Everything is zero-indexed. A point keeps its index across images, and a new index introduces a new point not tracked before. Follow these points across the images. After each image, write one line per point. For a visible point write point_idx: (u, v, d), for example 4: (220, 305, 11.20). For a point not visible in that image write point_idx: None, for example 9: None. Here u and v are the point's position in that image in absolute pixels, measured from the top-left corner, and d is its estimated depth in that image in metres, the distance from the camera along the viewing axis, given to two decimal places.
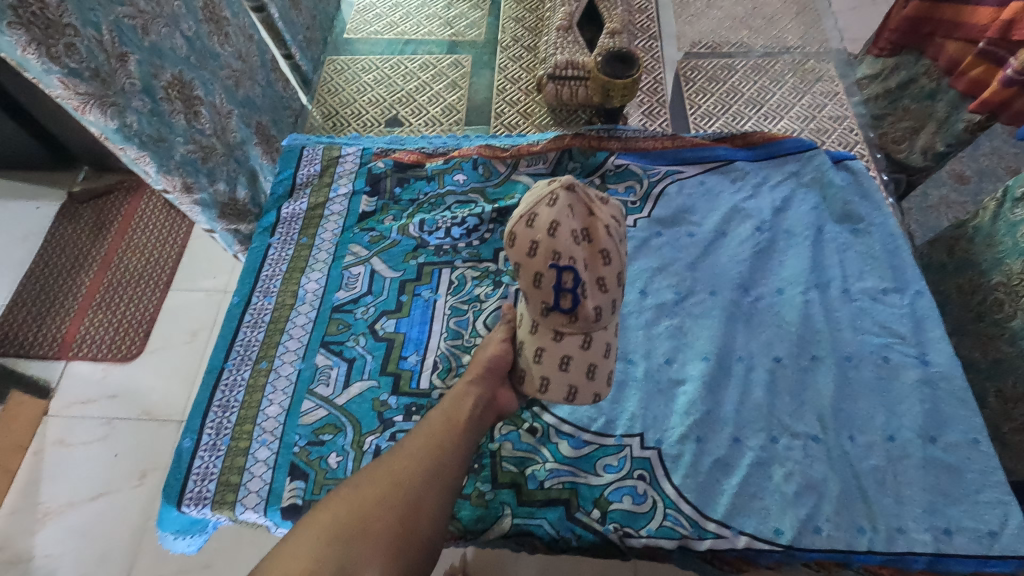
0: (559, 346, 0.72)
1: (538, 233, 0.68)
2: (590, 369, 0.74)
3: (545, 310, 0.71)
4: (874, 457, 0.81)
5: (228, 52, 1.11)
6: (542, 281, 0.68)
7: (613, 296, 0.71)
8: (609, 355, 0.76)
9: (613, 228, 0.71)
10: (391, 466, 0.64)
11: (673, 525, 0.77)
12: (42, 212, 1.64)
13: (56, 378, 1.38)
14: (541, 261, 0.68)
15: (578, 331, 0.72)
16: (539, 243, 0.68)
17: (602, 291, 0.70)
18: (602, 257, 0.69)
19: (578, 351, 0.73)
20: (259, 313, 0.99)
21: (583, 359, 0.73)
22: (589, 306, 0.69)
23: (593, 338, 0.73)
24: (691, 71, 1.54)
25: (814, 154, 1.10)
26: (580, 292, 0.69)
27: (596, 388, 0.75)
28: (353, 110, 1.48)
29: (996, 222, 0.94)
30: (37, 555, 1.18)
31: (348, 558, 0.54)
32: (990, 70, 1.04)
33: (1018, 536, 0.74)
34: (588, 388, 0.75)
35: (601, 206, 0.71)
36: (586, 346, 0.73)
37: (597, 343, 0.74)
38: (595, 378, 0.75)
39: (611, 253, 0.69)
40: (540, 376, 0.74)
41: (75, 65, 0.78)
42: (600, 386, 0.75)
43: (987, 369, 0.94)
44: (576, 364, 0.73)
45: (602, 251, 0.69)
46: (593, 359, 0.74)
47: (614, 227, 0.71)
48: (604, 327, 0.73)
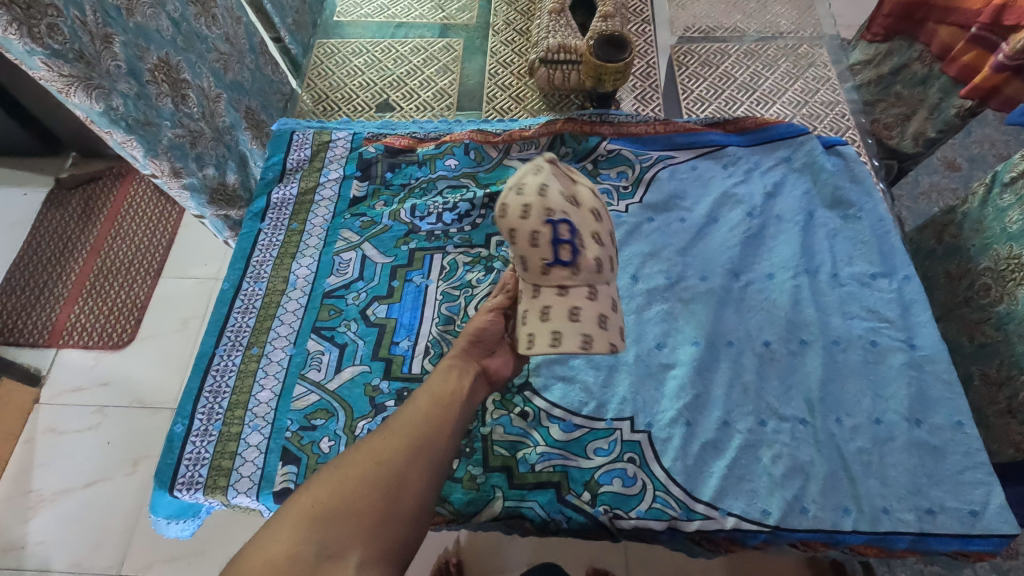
0: (565, 299, 0.69)
1: (538, 195, 0.67)
2: (602, 319, 0.70)
3: (545, 268, 0.68)
4: (860, 440, 0.82)
5: (215, 34, 1.09)
6: (538, 237, 0.66)
7: (610, 250, 0.71)
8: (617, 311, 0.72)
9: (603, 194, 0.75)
10: (374, 443, 0.61)
11: (663, 508, 0.78)
12: (30, 198, 1.63)
13: (47, 365, 1.38)
14: (536, 220, 0.66)
15: (581, 283, 0.69)
16: (537, 201, 0.66)
17: (600, 243, 0.69)
18: (593, 215, 0.70)
19: (587, 303, 0.69)
20: (249, 298, 0.98)
21: (594, 310, 0.69)
22: (588, 257, 0.68)
23: (597, 290, 0.70)
24: (684, 55, 1.53)
25: (805, 140, 1.10)
26: (578, 243, 0.68)
27: (611, 338, 0.70)
28: (343, 94, 1.46)
29: (985, 207, 0.95)
30: (30, 542, 1.19)
31: (328, 540, 0.52)
32: (982, 56, 1.05)
33: (998, 515, 0.76)
34: (602, 337, 0.69)
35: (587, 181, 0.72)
36: (592, 296, 0.70)
37: (602, 297, 0.71)
38: (606, 328, 0.70)
39: (600, 211, 0.71)
40: (551, 329, 0.68)
41: (58, 47, 0.77)
42: (615, 338, 0.70)
43: (973, 353, 0.95)
44: (587, 313, 0.69)
45: (592, 211, 0.70)
46: (602, 309, 0.70)
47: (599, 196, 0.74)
48: (606, 281, 0.71)
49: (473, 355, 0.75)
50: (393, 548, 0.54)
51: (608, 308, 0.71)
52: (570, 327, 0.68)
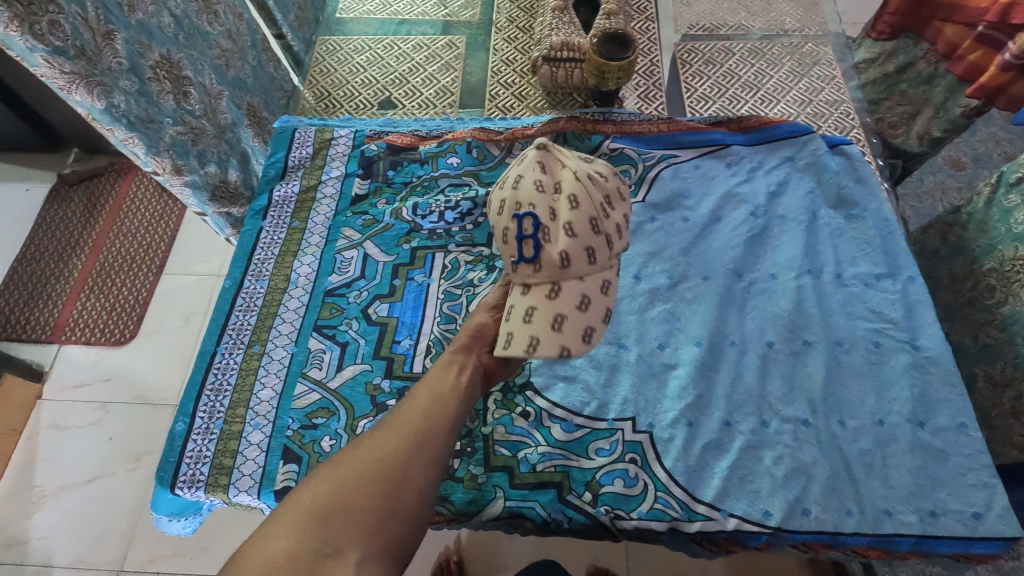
0: (528, 297, 0.69)
1: (518, 187, 0.70)
2: (558, 319, 0.67)
3: (512, 265, 0.69)
4: (863, 441, 0.81)
5: (218, 31, 1.09)
6: (508, 232, 0.69)
7: (585, 242, 0.67)
8: (588, 310, 0.69)
9: (602, 180, 0.72)
10: (373, 441, 0.60)
11: (664, 508, 0.77)
12: (32, 194, 1.63)
13: (49, 361, 1.38)
14: (509, 213, 0.69)
15: (545, 280, 0.68)
16: (511, 196, 0.69)
17: (570, 235, 0.67)
18: (570, 202, 0.68)
19: (545, 302, 0.68)
20: (251, 296, 0.98)
21: (550, 310, 0.67)
22: (551, 252, 0.67)
23: (562, 287, 0.68)
24: (687, 53, 1.52)
25: (810, 139, 1.09)
26: (544, 238, 0.67)
27: (564, 342, 0.67)
28: (345, 92, 1.46)
29: (990, 208, 0.94)
30: (33, 537, 1.19)
31: (328, 539, 0.52)
32: (989, 54, 1.04)
33: (1002, 517, 0.75)
34: (553, 340, 0.67)
35: (574, 167, 0.71)
36: (555, 294, 0.68)
37: (568, 294, 0.68)
38: (564, 330, 0.67)
39: (578, 198, 0.68)
40: (506, 331, 0.69)
41: (60, 44, 0.76)
42: (569, 340, 0.67)
43: (976, 354, 0.95)
44: (543, 314, 0.67)
45: (569, 198, 0.68)
46: (561, 310, 0.68)
47: (589, 181, 0.71)
48: (579, 276, 0.68)
49: (475, 348, 0.74)
50: (393, 546, 0.54)
51: (575, 308, 0.68)
52: (529, 327, 0.67)
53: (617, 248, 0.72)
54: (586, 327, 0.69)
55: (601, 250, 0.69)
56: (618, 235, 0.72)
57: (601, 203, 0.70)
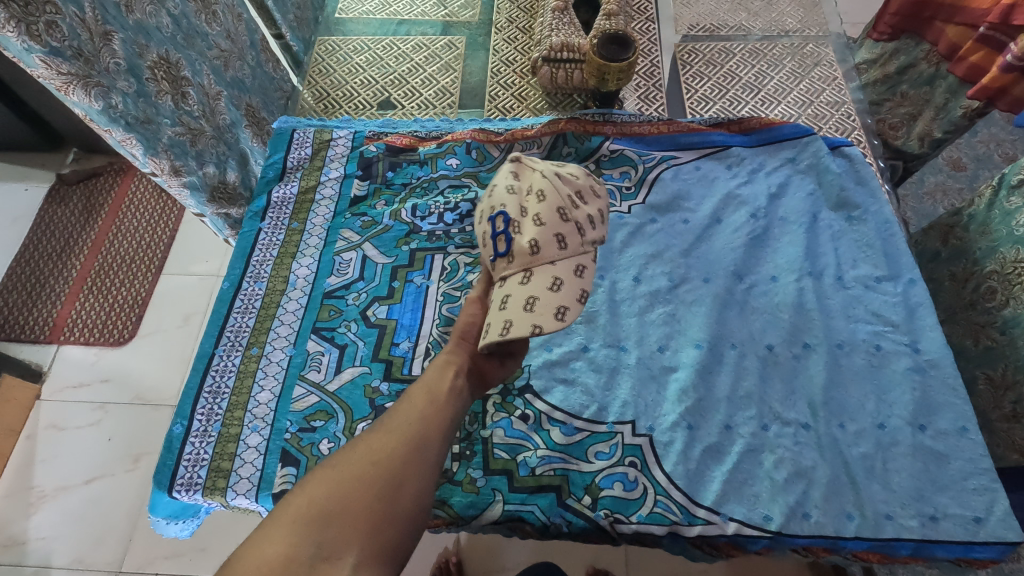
0: (504, 287, 0.67)
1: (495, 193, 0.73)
2: (530, 301, 0.63)
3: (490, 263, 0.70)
4: (864, 444, 0.81)
5: (216, 31, 1.08)
6: (486, 236, 0.71)
7: (553, 228, 0.67)
8: (563, 289, 0.65)
9: (574, 177, 0.74)
10: (369, 443, 0.59)
11: (664, 512, 0.77)
12: (31, 193, 1.62)
13: (48, 362, 1.37)
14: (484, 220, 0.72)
15: (517, 268, 0.66)
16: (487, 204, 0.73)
17: (538, 223, 0.67)
18: (538, 198, 0.70)
19: (518, 288, 0.65)
20: (249, 298, 0.98)
21: (523, 293, 0.64)
22: (521, 242, 0.67)
23: (534, 272, 0.66)
24: (688, 54, 1.52)
25: (811, 140, 1.08)
26: (514, 231, 0.69)
27: (536, 321, 0.62)
28: (344, 92, 1.45)
29: (992, 210, 0.94)
30: (31, 538, 1.19)
31: (325, 541, 0.51)
32: (990, 56, 1.03)
33: (1003, 522, 0.75)
34: (523, 320, 0.62)
35: (543, 167, 0.73)
36: (527, 278, 0.66)
37: (541, 278, 0.65)
38: (536, 310, 0.63)
39: (545, 193, 0.70)
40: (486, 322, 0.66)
41: (56, 44, 0.76)
42: (541, 318, 0.62)
43: (977, 356, 0.94)
44: (516, 298, 0.64)
45: (537, 193, 0.70)
46: (534, 292, 0.64)
47: (559, 178, 0.72)
48: (551, 261, 0.66)
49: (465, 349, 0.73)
50: (391, 549, 0.53)
51: (547, 290, 0.64)
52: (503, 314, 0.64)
53: (591, 237, 0.70)
54: (559, 305, 0.63)
55: (572, 235, 0.68)
56: (591, 224, 0.71)
57: (571, 197, 0.71)
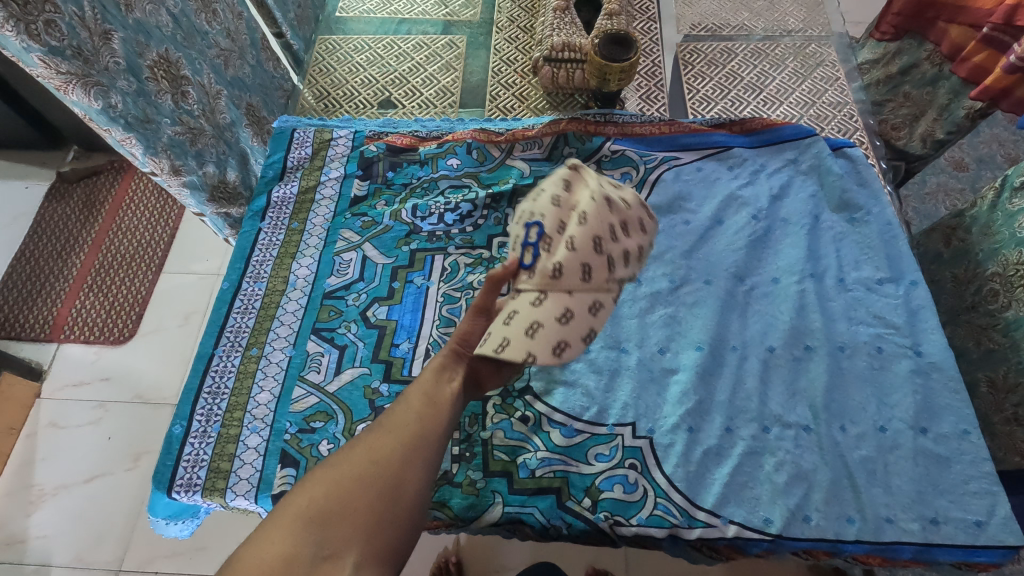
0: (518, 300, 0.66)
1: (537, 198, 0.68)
2: (532, 326, 0.64)
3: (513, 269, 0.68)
4: (865, 448, 0.81)
5: (216, 29, 1.08)
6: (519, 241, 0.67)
7: (582, 258, 0.63)
8: (569, 324, 0.64)
9: (624, 204, 0.68)
10: (369, 442, 0.59)
11: (664, 515, 0.77)
12: (32, 191, 1.62)
13: (48, 361, 1.37)
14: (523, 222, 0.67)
15: (532, 287, 0.65)
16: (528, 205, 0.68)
17: (569, 249, 0.63)
18: (579, 219, 0.64)
19: (527, 308, 0.64)
20: (249, 299, 0.98)
21: (529, 316, 0.64)
22: (546, 263, 0.64)
23: (546, 297, 0.64)
24: (690, 54, 1.51)
25: (813, 142, 1.08)
26: (545, 249, 0.64)
27: (530, 348, 0.63)
28: (345, 91, 1.45)
29: (994, 212, 0.93)
30: (32, 536, 1.19)
31: (325, 541, 0.51)
32: (993, 57, 1.03)
33: (1004, 526, 0.75)
34: (520, 344, 0.64)
35: (594, 185, 0.66)
36: (539, 301, 0.64)
37: (552, 305, 0.64)
38: (535, 338, 0.64)
39: (588, 215, 0.64)
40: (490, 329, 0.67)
41: (56, 44, 0.76)
42: (535, 347, 0.63)
43: (979, 359, 0.94)
44: (521, 317, 0.64)
45: (581, 214, 0.64)
46: (539, 317, 0.64)
47: (608, 202, 0.66)
48: (568, 290, 0.64)
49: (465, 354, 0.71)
50: (390, 550, 0.53)
51: (554, 320, 0.64)
52: (505, 329, 0.66)
53: (619, 273, 0.67)
54: (558, 340, 0.64)
55: (600, 270, 0.65)
56: (623, 261, 0.67)
57: (615, 225, 0.66)
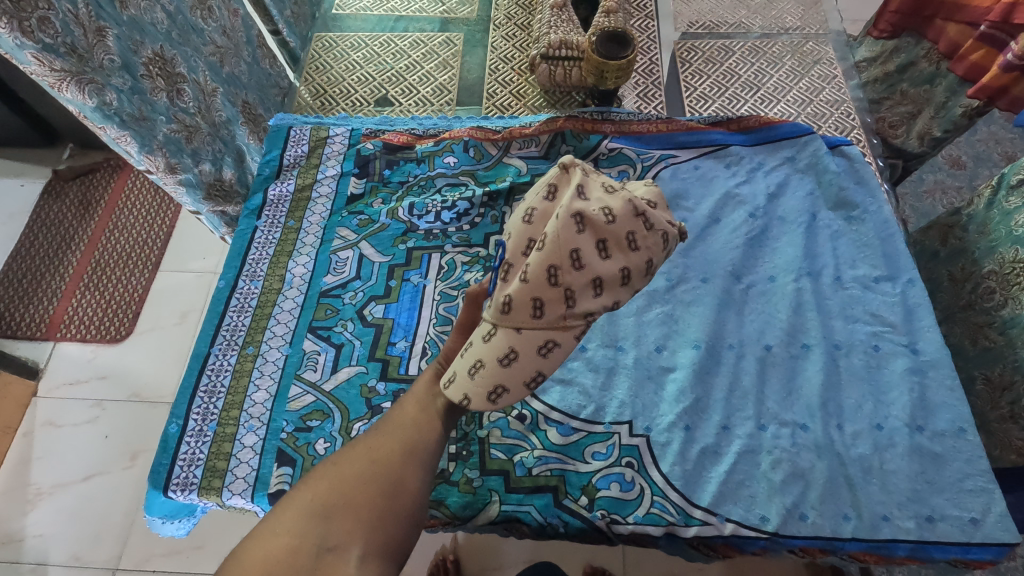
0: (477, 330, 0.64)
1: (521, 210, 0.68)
2: (475, 365, 0.61)
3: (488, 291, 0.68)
4: (861, 445, 0.81)
5: (212, 27, 1.07)
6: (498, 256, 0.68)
7: (532, 291, 0.59)
8: (510, 368, 0.60)
9: (601, 220, 0.62)
10: (370, 441, 0.59)
11: (661, 513, 0.77)
12: (27, 189, 1.61)
13: (45, 359, 1.37)
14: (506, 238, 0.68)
15: (486, 320, 0.61)
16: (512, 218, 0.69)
17: (523, 279, 0.60)
18: (539, 245, 0.61)
19: (478, 345, 0.61)
20: (245, 297, 0.97)
21: (476, 352, 0.61)
22: (500, 294, 0.61)
23: (495, 333, 0.60)
24: (687, 52, 1.51)
25: (810, 139, 1.08)
26: (503, 275, 0.63)
27: (468, 392, 0.61)
28: (342, 89, 1.44)
29: (991, 210, 0.93)
30: (28, 535, 1.18)
31: (329, 534, 0.51)
32: (990, 55, 1.03)
33: (999, 523, 0.75)
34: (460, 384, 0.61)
35: (566, 199, 0.62)
36: (489, 337, 0.61)
37: (499, 344, 0.60)
38: (476, 378, 0.61)
39: (546, 240, 0.60)
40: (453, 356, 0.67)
41: (49, 40, 0.75)
42: (472, 391, 0.60)
43: (975, 356, 0.94)
44: (471, 353, 0.62)
45: (543, 238, 0.61)
46: (484, 355, 0.61)
47: (576, 224, 0.61)
48: (517, 327, 0.60)
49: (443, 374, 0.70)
50: (393, 544, 0.52)
51: (498, 361, 0.60)
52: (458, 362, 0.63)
53: (580, 307, 0.62)
54: (497, 385, 0.60)
55: (554, 305, 0.61)
56: (585, 293, 0.62)
57: (580, 252, 0.61)
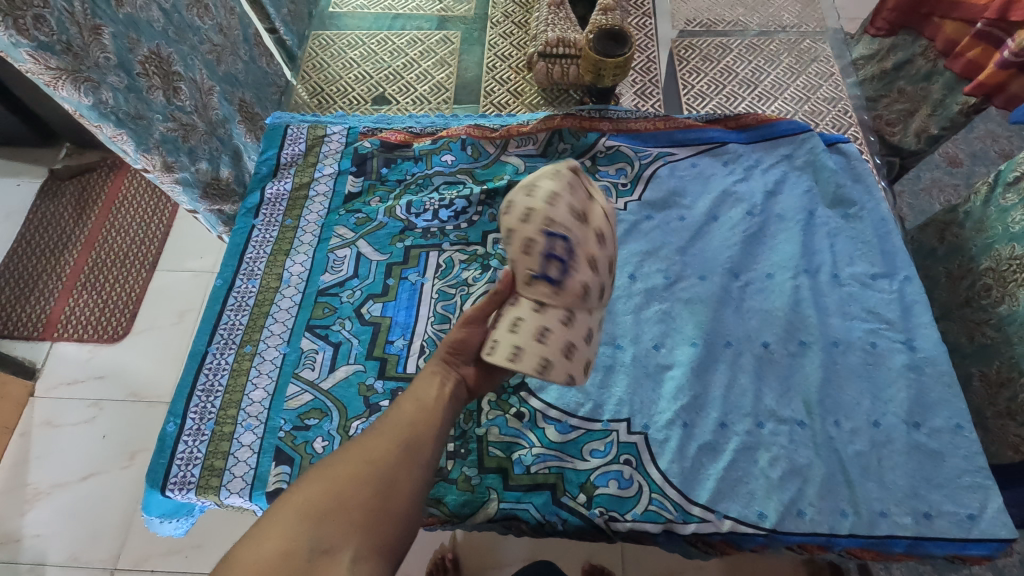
0: (514, 308, 0.66)
1: (534, 198, 0.63)
2: (568, 347, 0.65)
3: (528, 279, 0.64)
4: (858, 442, 0.81)
5: (208, 25, 1.07)
6: (534, 246, 0.62)
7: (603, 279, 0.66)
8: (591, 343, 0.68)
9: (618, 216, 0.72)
10: (363, 443, 0.58)
11: (659, 510, 0.77)
12: (24, 188, 1.61)
13: (42, 359, 1.36)
14: (538, 226, 0.62)
15: (563, 306, 0.65)
16: (536, 203, 0.63)
17: (594, 268, 0.65)
18: (597, 236, 0.66)
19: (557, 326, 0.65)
20: (242, 296, 0.97)
21: (562, 335, 0.65)
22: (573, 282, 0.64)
23: (575, 316, 0.66)
24: (684, 49, 1.51)
25: (807, 137, 1.08)
26: (569, 265, 0.64)
27: (572, 371, 0.66)
28: (339, 87, 1.44)
29: (988, 207, 0.94)
30: (26, 535, 1.18)
31: (322, 536, 0.50)
32: (987, 52, 1.03)
33: (997, 520, 0.75)
34: (563, 367, 0.64)
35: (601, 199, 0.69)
36: (568, 321, 0.65)
37: (578, 325, 0.66)
38: (572, 358, 0.65)
39: (604, 234, 0.67)
40: (511, 344, 0.63)
41: (45, 39, 0.75)
42: (574, 368, 0.66)
43: (972, 353, 0.94)
44: (528, 325, 0.64)
45: (598, 230, 0.66)
46: (572, 338, 0.65)
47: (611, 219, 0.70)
48: (589, 309, 0.67)
49: (454, 363, 0.69)
50: (387, 546, 0.52)
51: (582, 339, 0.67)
52: (536, 349, 0.63)
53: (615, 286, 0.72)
54: (587, 358, 0.68)
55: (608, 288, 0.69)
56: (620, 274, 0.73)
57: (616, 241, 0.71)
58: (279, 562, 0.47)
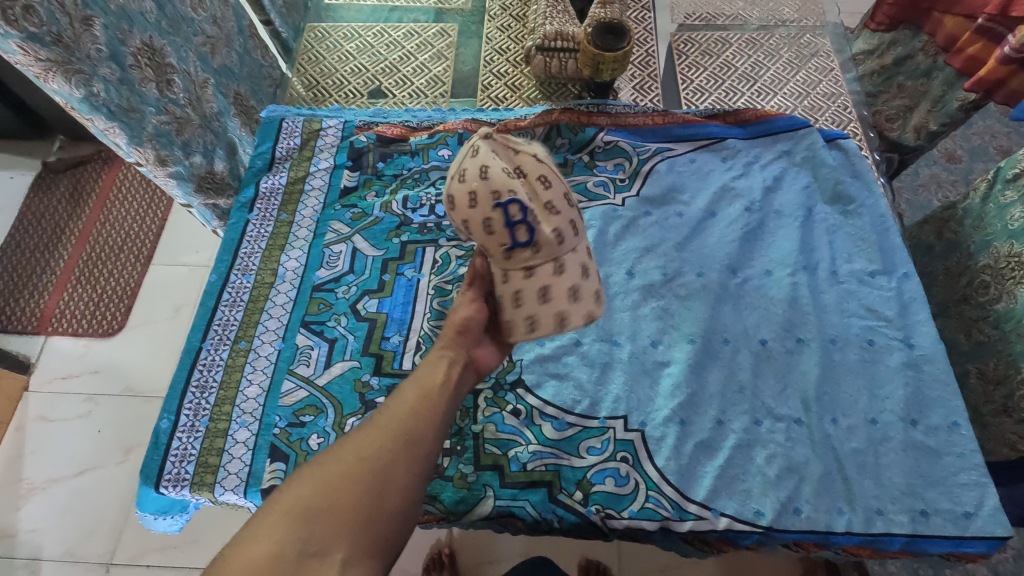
0: (507, 284, 0.65)
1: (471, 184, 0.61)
2: (575, 292, 0.65)
3: (506, 252, 0.63)
4: (855, 440, 0.81)
5: (202, 16, 1.06)
6: (494, 223, 0.61)
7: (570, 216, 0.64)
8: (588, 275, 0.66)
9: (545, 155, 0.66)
10: (358, 438, 0.56)
11: (655, 507, 0.77)
12: (17, 181, 1.59)
13: (36, 353, 1.35)
14: (486, 205, 0.61)
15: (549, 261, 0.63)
16: (477, 183, 0.61)
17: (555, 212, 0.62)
18: (542, 182, 0.62)
19: (555, 280, 0.64)
20: (237, 291, 0.96)
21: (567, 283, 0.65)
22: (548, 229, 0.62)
23: (564, 263, 0.64)
24: (684, 44, 1.49)
25: (807, 132, 1.07)
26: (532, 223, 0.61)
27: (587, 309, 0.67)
28: (335, 80, 1.43)
29: (987, 204, 0.93)
30: (21, 530, 1.18)
31: (311, 537, 0.49)
32: (989, 48, 1.02)
33: (993, 518, 0.75)
34: (577, 311, 0.66)
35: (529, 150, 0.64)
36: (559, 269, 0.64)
37: (572, 267, 0.65)
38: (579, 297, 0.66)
39: (547, 177, 0.63)
40: (553, 312, 0.65)
41: (34, 30, 0.73)
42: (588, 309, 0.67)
43: (970, 350, 0.94)
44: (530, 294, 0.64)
45: (539, 176, 0.62)
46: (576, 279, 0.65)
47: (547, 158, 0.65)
48: (573, 249, 0.65)
49: (464, 347, 0.68)
50: (380, 546, 0.50)
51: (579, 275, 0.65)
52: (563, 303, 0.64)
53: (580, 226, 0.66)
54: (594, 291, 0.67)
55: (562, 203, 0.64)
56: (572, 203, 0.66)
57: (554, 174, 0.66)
58: (266, 566, 0.46)
